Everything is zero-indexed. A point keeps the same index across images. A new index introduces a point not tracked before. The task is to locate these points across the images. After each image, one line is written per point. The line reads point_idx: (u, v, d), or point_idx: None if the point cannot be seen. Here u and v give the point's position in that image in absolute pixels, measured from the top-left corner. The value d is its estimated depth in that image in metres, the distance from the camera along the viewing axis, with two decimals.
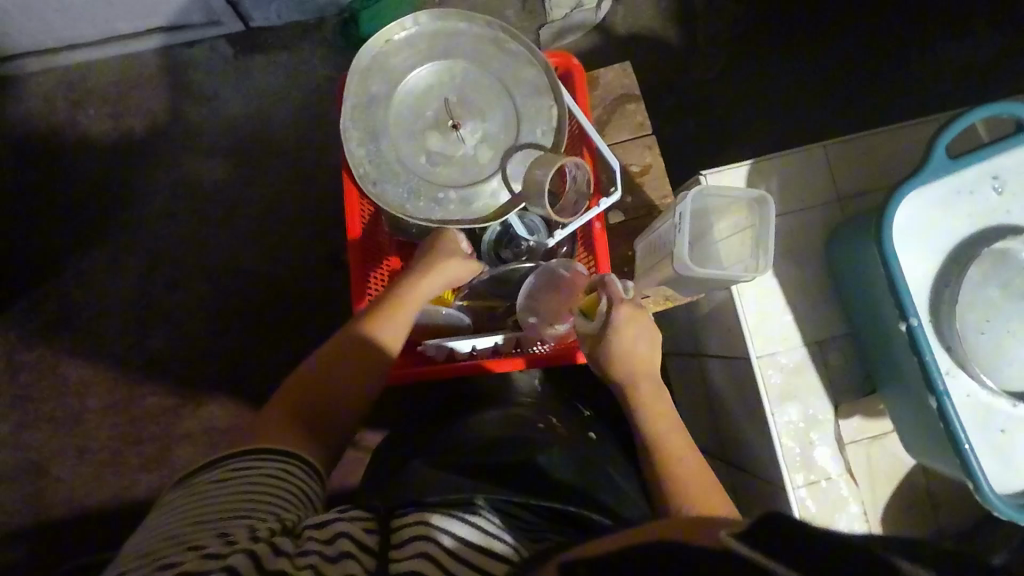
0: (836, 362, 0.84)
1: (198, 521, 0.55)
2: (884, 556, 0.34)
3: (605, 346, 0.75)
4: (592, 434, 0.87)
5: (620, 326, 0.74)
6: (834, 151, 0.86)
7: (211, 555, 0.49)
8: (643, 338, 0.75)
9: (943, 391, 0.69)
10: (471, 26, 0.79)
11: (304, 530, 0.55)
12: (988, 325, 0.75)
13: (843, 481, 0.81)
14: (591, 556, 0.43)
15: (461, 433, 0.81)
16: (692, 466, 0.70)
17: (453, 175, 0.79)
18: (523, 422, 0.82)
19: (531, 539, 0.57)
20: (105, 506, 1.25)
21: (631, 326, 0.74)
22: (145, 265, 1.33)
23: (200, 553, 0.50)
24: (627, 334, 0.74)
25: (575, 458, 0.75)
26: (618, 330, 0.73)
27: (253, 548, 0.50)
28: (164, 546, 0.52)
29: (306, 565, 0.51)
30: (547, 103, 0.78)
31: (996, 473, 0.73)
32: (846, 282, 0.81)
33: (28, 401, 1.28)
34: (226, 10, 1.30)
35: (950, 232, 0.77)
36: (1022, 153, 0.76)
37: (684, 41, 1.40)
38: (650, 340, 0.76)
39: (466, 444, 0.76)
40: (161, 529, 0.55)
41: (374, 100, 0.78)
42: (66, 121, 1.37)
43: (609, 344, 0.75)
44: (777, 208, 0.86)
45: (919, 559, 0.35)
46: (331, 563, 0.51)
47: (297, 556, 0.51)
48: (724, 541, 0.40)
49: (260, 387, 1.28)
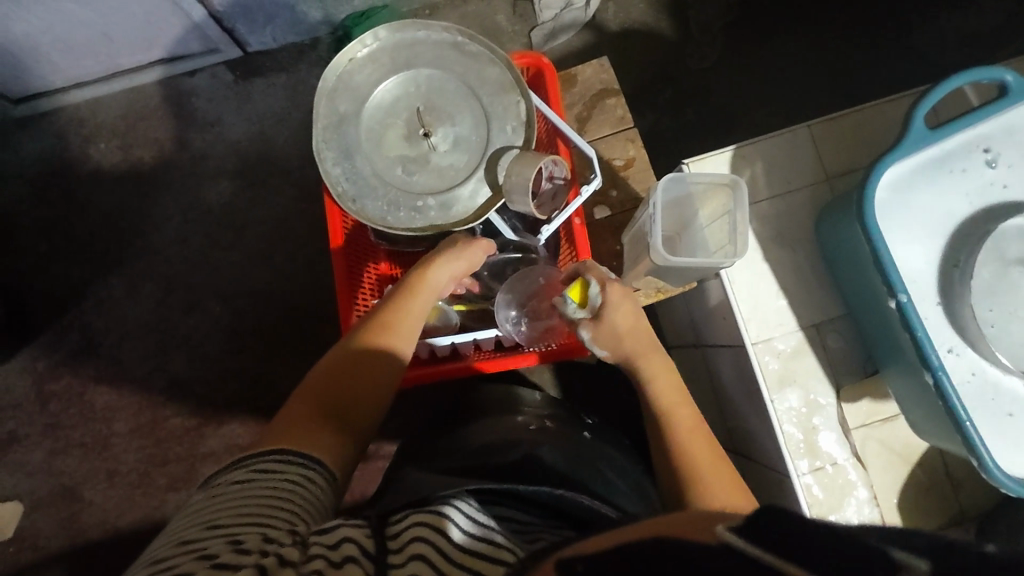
0: (837, 346, 0.82)
1: (214, 525, 0.50)
2: (878, 545, 0.33)
3: (604, 325, 0.76)
4: (587, 434, 0.87)
5: (612, 302, 0.76)
6: (818, 131, 0.85)
7: (221, 565, 0.44)
8: (630, 310, 0.77)
9: (937, 367, 0.67)
10: (430, 34, 0.80)
11: (312, 544, 0.50)
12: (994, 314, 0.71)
13: (850, 466, 0.80)
14: (588, 553, 0.42)
15: (458, 439, 0.82)
16: (707, 452, 0.70)
17: (431, 183, 0.79)
18: (517, 426, 0.83)
19: (525, 539, 0.57)
20: (137, 527, 1.29)
21: (621, 302, 0.77)
22: (161, 290, 1.37)
23: (212, 560, 0.45)
24: (620, 308, 0.76)
25: (571, 455, 0.77)
26: (612, 306, 0.76)
27: (262, 562, 0.45)
28: (174, 555, 0.47)
29: (313, 569, 0.47)
30: (513, 100, 0.78)
31: (1008, 456, 0.71)
32: (837, 263, 0.80)
33: (59, 429, 1.33)
34: (223, 37, 1.33)
35: (941, 209, 0.75)
36: (1011, 117, 0.74)
37: (677, 29, 1.38)
38: (635, 312, 0.78)
39: (462, 450, 0.76)
40: (175, 540, 0.49)
41: (344, 119, 0.78)
42: (78, 156, 1.42)
43: (607, 323, 0.76)
44: (764, 192, 0.84)
45: (915, 548, 0.33)
46: (337, 566, 0.48)
47: (303, 567, 0.47)
48: (719, 534, 0.38)
49: (278, 404, 1.31)
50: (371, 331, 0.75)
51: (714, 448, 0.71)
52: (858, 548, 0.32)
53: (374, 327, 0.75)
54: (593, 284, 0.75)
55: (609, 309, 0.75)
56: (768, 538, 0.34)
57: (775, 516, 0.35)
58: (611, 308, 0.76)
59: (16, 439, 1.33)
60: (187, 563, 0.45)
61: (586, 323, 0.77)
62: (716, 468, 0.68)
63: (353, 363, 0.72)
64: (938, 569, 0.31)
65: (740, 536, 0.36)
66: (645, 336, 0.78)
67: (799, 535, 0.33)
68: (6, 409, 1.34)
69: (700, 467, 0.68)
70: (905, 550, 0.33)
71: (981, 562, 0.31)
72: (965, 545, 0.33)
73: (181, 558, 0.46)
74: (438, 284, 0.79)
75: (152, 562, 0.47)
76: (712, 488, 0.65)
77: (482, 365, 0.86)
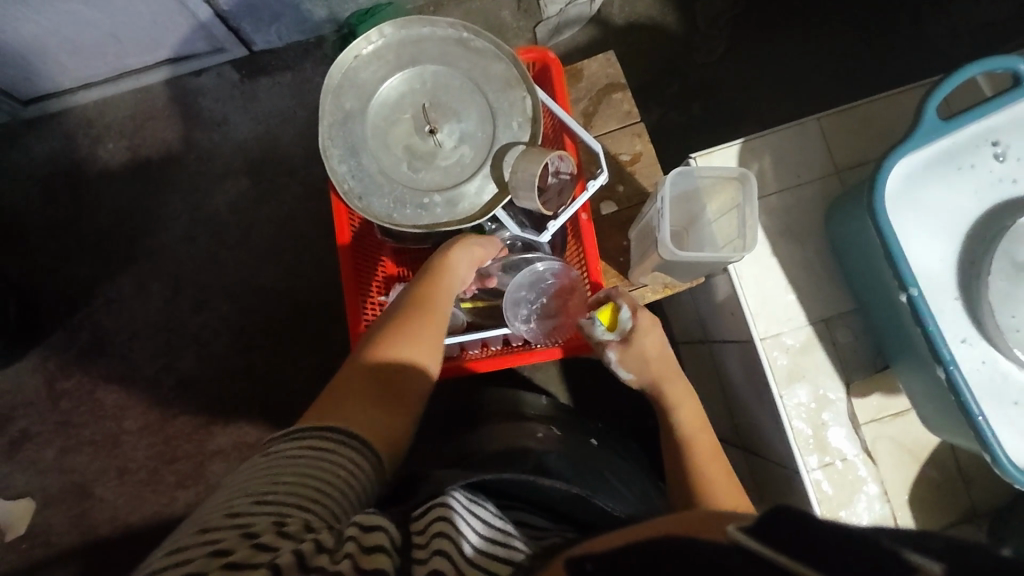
0: (846, 341, 0.81)
1: (260, 500, 0.50)
2: (889, 546, 0.32)
3: (633, 351, 0.78)
4: (593, 442, 0.88)
5: (643, 328, 0.78)
6: (827, 124, 0.84)
7: (263, 546, 0.45)
8: (660, 339, 0.79)
9: (949, 361, 0.66)
10: (435, 30, 0.79)
11: (347, 530, 0.49)
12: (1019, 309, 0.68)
13: (860, 461, 0.79)
14: (596, 553, 0.41)
15: (466, 444, 0.82)
16: (721, 475, 0.70)
17: (437, 179, 0.79)
18: (524, 432, 0.83)
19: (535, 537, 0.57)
20: (147, 524, 1.30)
21: (651, 330, 0.79)
22: (171, 289, 1.38)
23: (254, 540, 0.45)
24: (650, 334, 0.78)
25: (579, 465, 0.77)
26: (642, 331, 0.78)
27: (300, 546, 0.45)
28: (221, 525, 0.47)
29: (345, 553, 0.46)
30: (519, 95, 0.78)
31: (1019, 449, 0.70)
32: (848, 258, 0.79)
33: (69, 427, 1.34)
34: (229, 36, 1.34)
35: (952, 204, 0.74)
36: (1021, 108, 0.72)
37: (683, 22, 1.37)
38: (664, 342, 0.80)
39: (470, 456, 0.77)
40: (220, 508, 0.49)
41: (350, 116, 0.78)
42: (87, 157, 1.43)
43: (636, 349, 0.78)
44: (773, 185, 0.83)
45: (926, 548, 0.33)
46: (367, 553, 0.47)
47: (337, 553, 0.46)
48: (728, 534, 0.37)
49: (286, 401, 1.32)
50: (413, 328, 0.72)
51: (722, 459, 0.72)
52: (871, 550, 0.31)
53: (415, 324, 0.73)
54: (625, 310, 0.77)
55: (640, 334, 0.77)
56: (781, 539, 0.33)
57: (786, 517, 0.34)
58: (641, 333, 0.78)
59: (27, 437, 1.34)
60: (231, 538, 0.45)
61: (614, 344, 0.78)
62: (726, 478, 0.70)
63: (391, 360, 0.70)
64: (952, 570, 0.30)
65: (752, 536, 0.35)
66: (671, 366, 0.79)
67: (812, 534, 0.33)
68: (18, 407, 1.35)
69: (713, 481, 0.69)
70: (917, 551, 0.32)
71: (994, 562, 0.31)
72: (978, 546, 0.32)
73: (223, 532, 0.46)
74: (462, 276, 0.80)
75: (198, 530, 0.47)
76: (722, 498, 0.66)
77: (473, 365, 0.85)
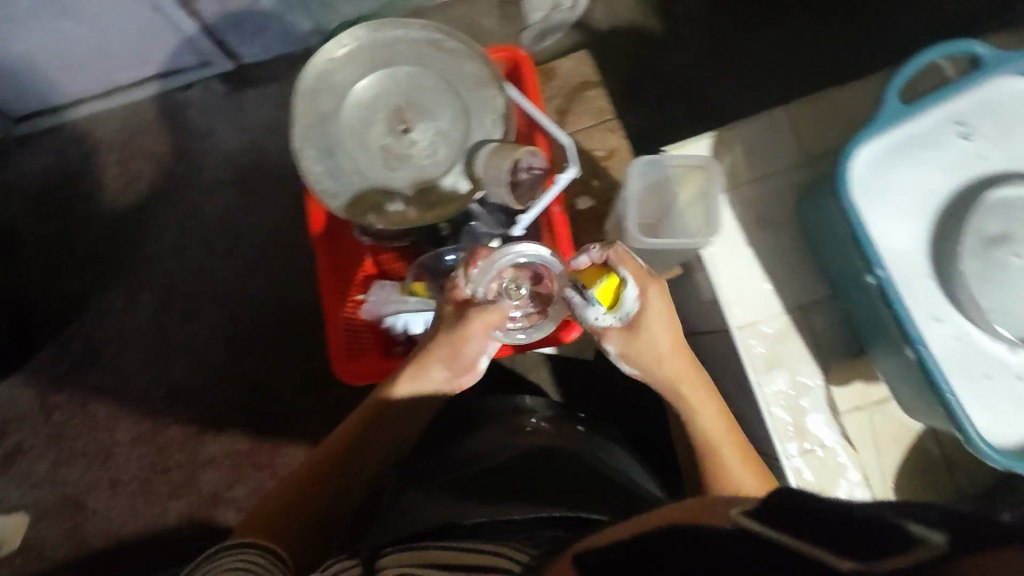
0: (823, 328, 0.82)
1: None
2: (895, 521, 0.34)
3: (638, 340, 0.75)
4: (581, 428, 0.89)
5: (651, 313, 0.75)
6: (796, 113, 0.85)
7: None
8: (669, 327, 0.76)
9: (917, 340, 0.66)
10: (408, 32, 0.80)
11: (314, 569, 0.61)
12: (988, 294, 0.69)
13: (839, 448, 0.80)
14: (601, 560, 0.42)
15: (466, 446, 0.83)
16: (740, 459, 0.77)
17: (413, 177, 0.78)
18: (511, 427, 0.85)
19: (529, 541, 0.60)
20: (140, 535, 1.31)
21: (659, 317, 0.76)
22: (161, 300, 1.39)
23: None
24: (658, 321, 0.75)
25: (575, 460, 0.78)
26: (651, 315, 0.75)
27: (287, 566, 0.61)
28: None
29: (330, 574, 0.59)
30: (491, 94, 0.79)
31: (992, 429, 0.70)
32: (823, 243, 0.79)
33: (62, 440, 1.35)
34: (216, 50, 1.36)
35: (921, 184, 0.74)
36: (979, 91, 0.74)
37: (663, 25, 1.39)
38: (675, 333, 0.78)
39: (467, 462, 0.79)
40: None
41: (325, 117, 0.78)
42: (77, 172, 1.44)
43: (637, 338, 0.75)
44: (746, 175, 0.84)
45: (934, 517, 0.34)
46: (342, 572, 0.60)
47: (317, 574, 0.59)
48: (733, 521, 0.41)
49: (277, 410, 1.34)
50: (393, 415, 0.83)
51: (736, 433, 0.80)
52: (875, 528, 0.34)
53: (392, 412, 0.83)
54: (629, 286, 0.72)
55: (645, 316, 0.74)
56: (789, 522, 0.37)
57: (791, 503, 0.38)
58: (648, 317, 0.75)
59: (20, 450, 1.35)
60: None
61: (617, 330, 0.75)
62: (740, 460, 0.77)
63: (386, 406, 0.83)
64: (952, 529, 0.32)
65: (758, 522, 0.39)
66: (683, 364, 0.78)
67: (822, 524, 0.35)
68: (11, 421, 1.36)
69: (737, 472, 0.76)
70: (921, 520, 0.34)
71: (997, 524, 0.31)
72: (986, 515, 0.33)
73: None
74: (434, 371, 0.79)
75: None
76: (738, 479, 0.75)
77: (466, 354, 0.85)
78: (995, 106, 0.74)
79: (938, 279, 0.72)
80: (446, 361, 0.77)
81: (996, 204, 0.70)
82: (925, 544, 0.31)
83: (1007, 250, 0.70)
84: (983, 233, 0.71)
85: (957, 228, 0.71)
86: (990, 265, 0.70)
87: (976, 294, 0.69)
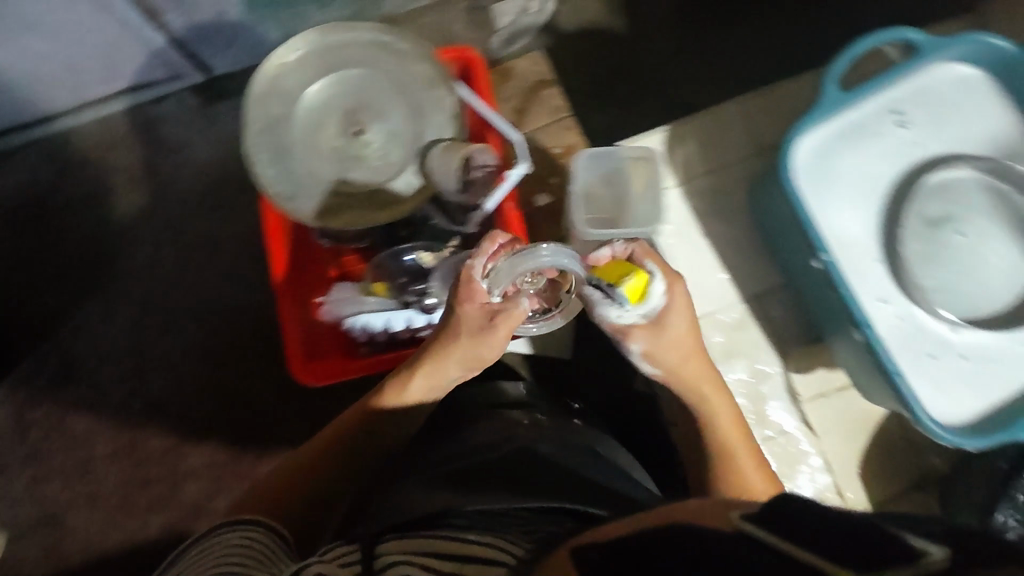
0: (779, 317, 0.84)
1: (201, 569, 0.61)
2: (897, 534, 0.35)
3: (661, 338, 0.74)
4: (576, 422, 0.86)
5: (675, 307, 0.74)
6: (747, 104, 0.86)
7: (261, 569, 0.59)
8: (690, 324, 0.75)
9: (865, 323, 0.67)
10: (357, 35, 0.80)
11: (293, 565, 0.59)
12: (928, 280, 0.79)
13: (799, 434, 0.82)
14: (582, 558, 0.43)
15: (458, 440, 0.79)
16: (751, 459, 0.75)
17: (367, 179, 0.79)
18: (500, 419, 0.81)
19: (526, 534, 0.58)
20: (121, 549, 1.30)
21: (681, 313, 0.75)
22: (137, 313, 1.39)
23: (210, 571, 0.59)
24: (681, 315, 0.74)
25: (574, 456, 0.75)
26: (675, 312, 0.74)
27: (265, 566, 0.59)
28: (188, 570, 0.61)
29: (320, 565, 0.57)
30: (441, 94, 0.80)
31: (935, 403, 0.76)
32: (774, 233, 0.80)
33: (39, 457, 1.34)
34: (185, 62, 1.36)
35: (865, 169, 0.81)
36: (911, 84, 0.82)
37: (629, 27, 1.40)
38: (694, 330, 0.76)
39: (461, 458, 0.74)
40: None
41: (277, 122, 0.79)
42: (50, 188, 1.44)
43: (661, 336, 0.74)
44: (700, 168, 0.85)
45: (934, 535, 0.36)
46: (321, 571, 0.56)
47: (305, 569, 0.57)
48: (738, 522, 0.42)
49: (257, 420, 1.34)
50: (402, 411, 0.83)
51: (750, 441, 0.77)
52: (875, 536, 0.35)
53: (402, 407, 0.83)
54: (658, 283, 0.72)
55: (672, 312, 0.73)
56: (792, 525, 0.38)
57: (795, 508, 0.39)
58: (672, 313, 0.74)
59: None
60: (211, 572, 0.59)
61: (642, 327, 0.74)
62: (755, 464, 0.75)
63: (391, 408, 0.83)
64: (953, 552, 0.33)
65: (759, 525, 0.40)
66: (700, 362, 0.77)
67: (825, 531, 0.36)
68: None
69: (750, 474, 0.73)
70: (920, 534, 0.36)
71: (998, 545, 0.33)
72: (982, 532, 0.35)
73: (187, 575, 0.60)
74: (450, 369, 0.79)
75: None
76: (751, 481, 0.73)
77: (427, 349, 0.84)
78: (927, 96, 0.82)
79: (885, 261, 0.79)
80: (462, 360, 0.77)
81: (929, 189, 0.80)
82: (926, 559, 0.33)
83: (937, 233, 0.80)
84: (921, 217, 0.80)
85: (897, 211, 0.79)
86: (922, 250, 0.80)
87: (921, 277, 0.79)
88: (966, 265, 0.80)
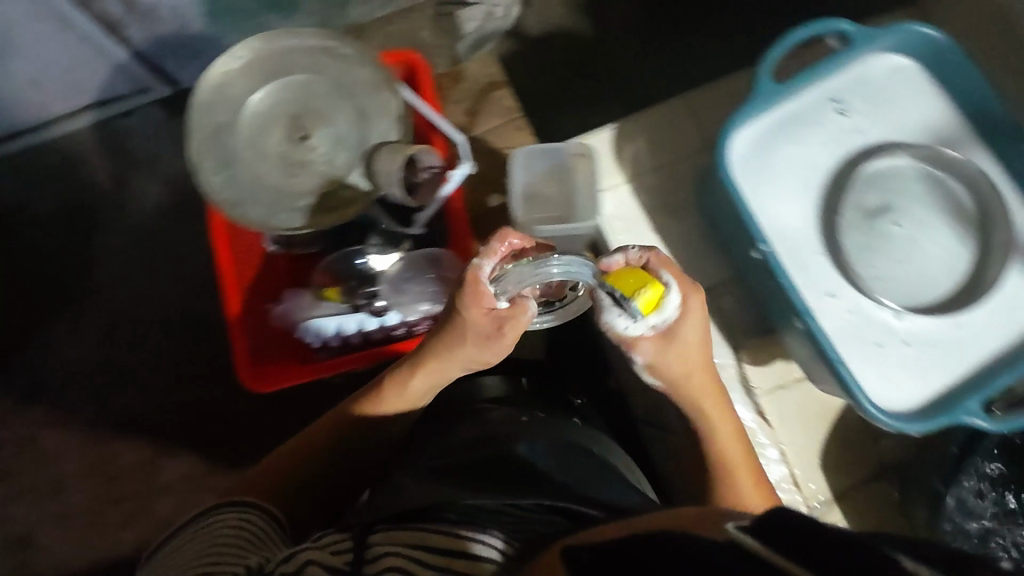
0: (729, 310, 0.85)
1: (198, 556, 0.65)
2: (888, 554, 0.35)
3: (670, 351, 0.73)
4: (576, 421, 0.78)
5: (688, 320, 0.73)
6: (693, 100, 0.88)
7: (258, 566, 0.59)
8: (702, 335, 0.74)
9: (805, 312, 0.68)
10: (301, 41, 0.80)
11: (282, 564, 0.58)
12: (870, 269, 0.82)
13: (755, 426, 0.83)
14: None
15: (440, 435, 0.75)
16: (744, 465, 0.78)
17: (314, 183, 0.80)
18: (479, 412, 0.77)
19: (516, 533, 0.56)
20: (93, 567, 1.29)
21: (693, 327, 0.74)
22: (107, 329, 1.38)
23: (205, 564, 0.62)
24: (694, 328, 0.73)
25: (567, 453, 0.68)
26: (685, 326, 0.73)
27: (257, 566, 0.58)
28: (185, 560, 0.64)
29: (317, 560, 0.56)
30: (386, 97, 0.80)
31: (881, 389, 0.78)
32: (721, 227, 0.81)
33: (10, 476, 1.33)
34: (150, 75, 1.34)
35: (806, 160, 0.83)
36: (848, 74, 0.84)
37: (597, 27, 1.38)
38: (704, 340, 0.76)
39: (447, 446, 0.71)
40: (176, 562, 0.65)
41: (222, 130, 0.79)
42: (17, 204, 1.43)
43: (671, 348, 0.73)
44: (649, 165, 0.86)
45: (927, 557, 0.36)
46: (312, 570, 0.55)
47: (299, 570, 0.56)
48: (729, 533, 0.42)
49: (231, 434, 1.33)
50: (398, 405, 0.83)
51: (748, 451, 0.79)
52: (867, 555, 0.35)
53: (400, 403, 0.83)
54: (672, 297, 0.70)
55: (683, 327, 0.72)
56: (779, 538, 0.38)
57: (787, 526, 0.38)
58: (684, 327, 0.73)
59: None
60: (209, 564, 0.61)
61: (650, 338, 0.72)
62: (751, 476, 0.77)
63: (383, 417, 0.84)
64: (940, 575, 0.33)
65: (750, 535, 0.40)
66: (705, 372, 0.77)
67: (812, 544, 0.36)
68: None
69: (741, 480, 0.76)
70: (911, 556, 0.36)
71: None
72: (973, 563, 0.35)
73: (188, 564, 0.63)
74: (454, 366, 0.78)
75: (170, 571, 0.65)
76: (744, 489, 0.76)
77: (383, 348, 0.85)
78: (864, 85, 0.85)
79: (827, 253, 0.81)
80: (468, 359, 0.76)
81: (868, 178, 0.83)
82: None
83: (878, 222, 0.83)
84: (864, 207, 0.83)
85: (838, 200, 0.82)
86: (861, 240, 0.83)
87: (864, 268, 0.82)
88: (907, 251, 0.83)
